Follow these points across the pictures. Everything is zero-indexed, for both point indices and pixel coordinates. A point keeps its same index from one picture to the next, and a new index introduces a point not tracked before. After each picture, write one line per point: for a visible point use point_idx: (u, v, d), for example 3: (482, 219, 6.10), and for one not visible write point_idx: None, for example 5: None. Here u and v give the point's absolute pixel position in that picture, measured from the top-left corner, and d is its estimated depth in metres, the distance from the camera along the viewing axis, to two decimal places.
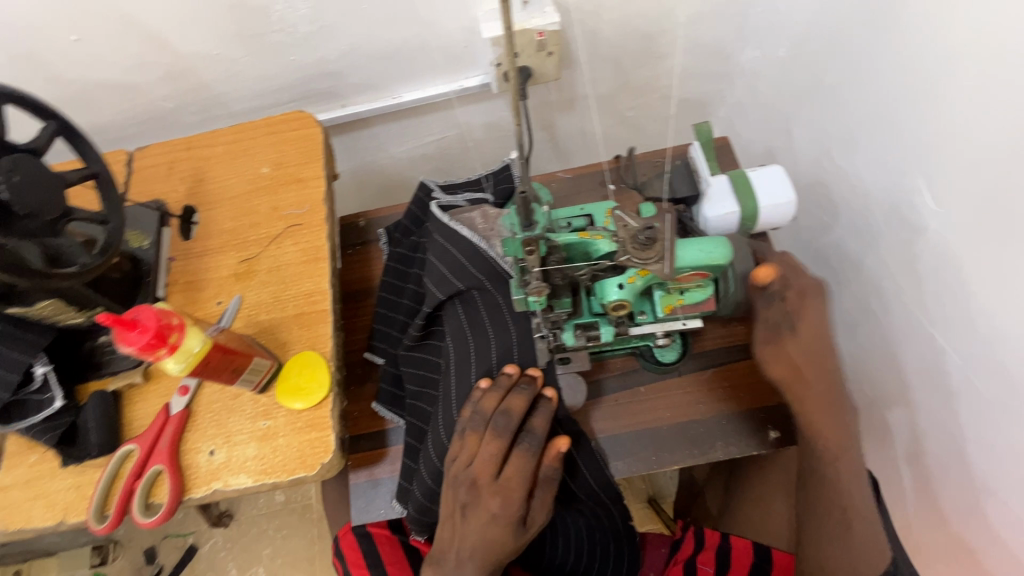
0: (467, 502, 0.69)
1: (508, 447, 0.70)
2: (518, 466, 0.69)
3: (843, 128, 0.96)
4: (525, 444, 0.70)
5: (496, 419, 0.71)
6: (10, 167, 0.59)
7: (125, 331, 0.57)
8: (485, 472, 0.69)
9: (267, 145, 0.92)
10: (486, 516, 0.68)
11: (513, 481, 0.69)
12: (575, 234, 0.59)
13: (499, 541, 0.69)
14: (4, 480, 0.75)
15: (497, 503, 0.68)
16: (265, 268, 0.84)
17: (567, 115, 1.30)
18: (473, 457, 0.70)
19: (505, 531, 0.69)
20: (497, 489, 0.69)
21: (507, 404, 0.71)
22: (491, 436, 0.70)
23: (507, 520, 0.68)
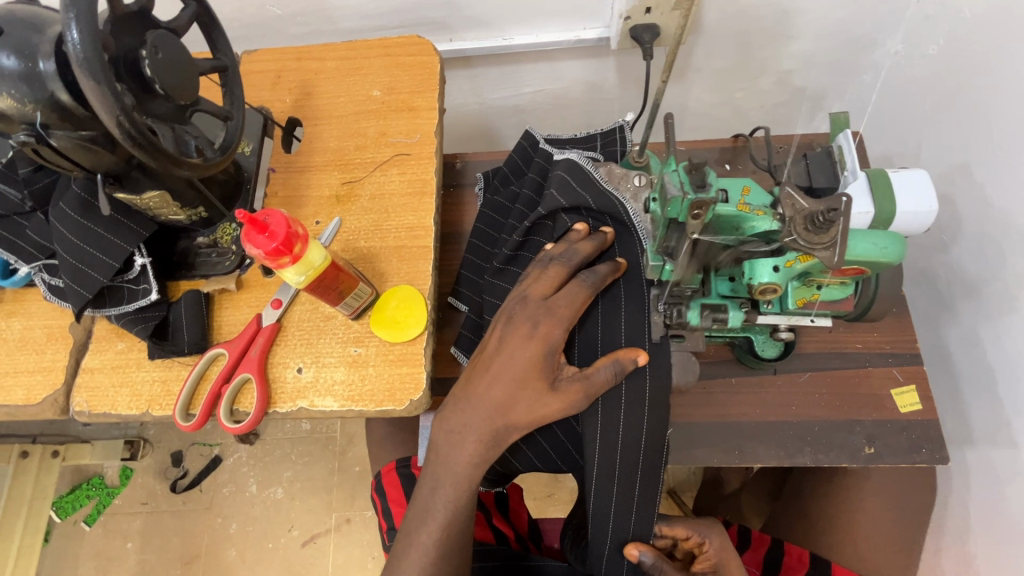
0: (513, 312, 0.68)
1: (566, 279, 0.70)
2: (571, 294, 0.68)
3: (989, 142, 0.88)
4: (582, 278, 0.69)
5: (564, 256, 0.71)
6: (154, 42, 0.56)
7: (254, 233, 0.58)
8: (539, 290, 0.68)
9: (381, 67, 0.89)
10: (524, 329, 0.66)
11: (560, 304, 0.67)
12: (735, 205, 0.56)
13: (528, 362, 0.65)
14: (90, 362, 0.76)
15: (540, 315, 0.67)
16: (367, 194, 0.81)
17: (672, 85, 1.22)
18: (531, 279, 0.70)
19: (538, 351, 0.65)
20: (542, 308, 0.67)
21: (574, 246, 0.72)
22: (554, 264, 0.70)
23: (543, 339, 0.66)
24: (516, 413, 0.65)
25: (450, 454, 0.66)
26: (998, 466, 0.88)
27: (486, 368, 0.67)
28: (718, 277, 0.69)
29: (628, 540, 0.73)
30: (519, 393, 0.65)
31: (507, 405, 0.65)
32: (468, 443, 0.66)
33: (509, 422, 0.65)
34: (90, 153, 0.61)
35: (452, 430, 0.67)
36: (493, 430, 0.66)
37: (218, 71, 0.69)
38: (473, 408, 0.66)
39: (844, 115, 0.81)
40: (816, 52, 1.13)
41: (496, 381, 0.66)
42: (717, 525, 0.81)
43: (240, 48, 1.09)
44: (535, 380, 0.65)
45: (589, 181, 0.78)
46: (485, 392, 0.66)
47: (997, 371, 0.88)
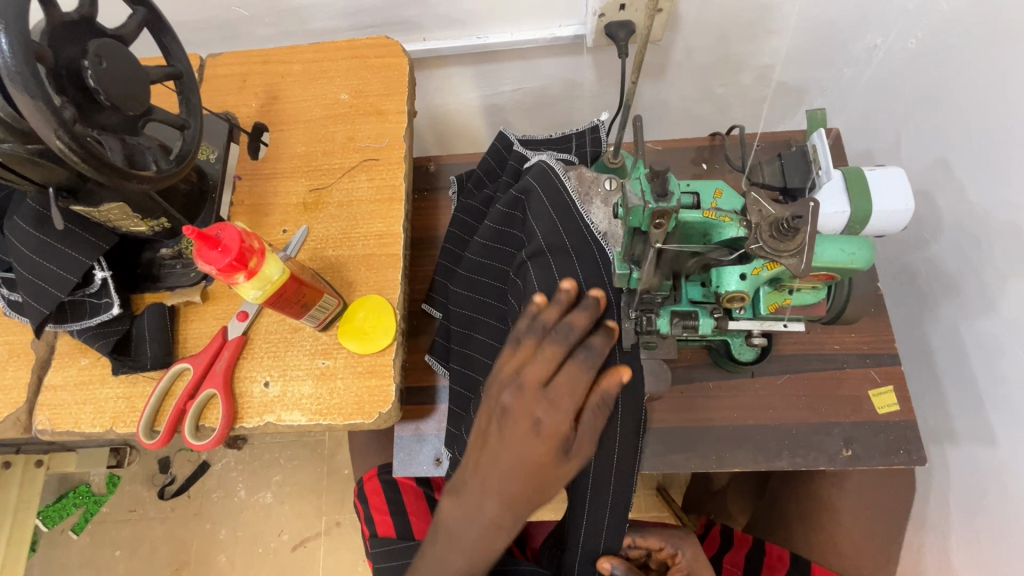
0: (510, 403, 0.62)
1: (562, 359, 0.63)
2: (571, 376, 0.62)
3: (969, 138, 0.86)
4: (580, 356, 0.63)
5: (560, 331, 0.64)
6: (97, 52, 0.53)
7: (206, 249, 0.57)
8: (536, 375, 0.62)
9: (348, 69, 0.86)
10: (526, 424, 0.61)
11: (562, 390, 0.62)
12: (700, 212, 0.54)
13: (538, 454, 0.60)
14: (53, 379, 0.74)
15: (541, 407, 0.61)
16: (335, 201, 0.79)
17: (653, 82, 1.21)
18: (525, 361, 0.63)
19: (548, 447, 0.60)
20: (543, 396, 0.61)
21: (568, 319, 0.65)
22: (549, 343, 0.63)
23: (551, 432, 0.60)
24: (533, 502, 0.61)
25: (473, 551, 0.61)
26: (979, 463, 0.87)
27: (492, 460, 0.61)
28: (688, 282, 0.69)
29: (600, 554, 0.73)
30: (533, 482, 0.60)
31: (524, 498, 0.60)
32: (485, 531, 0.61)
33: (530, 504, 0.61)
34: (39, 168, 0.58)
35: (470, 524, 0.61)
36: (513, 520, 0.61)
37: (174, 78, 0.67)
38: (489, 503, 0.61)
39: (821, 112, 0.79)
40: (797, 46, 1.12)
41: (509, 475, 0.60)
42: (689, 536, 0.82)
43: (209, 49, 1.06)
44: (550, 464, 0.60)
45: (559, 193, 0.77)
46: (495, 489, 0.60)
47: (977, 369, 0.87)
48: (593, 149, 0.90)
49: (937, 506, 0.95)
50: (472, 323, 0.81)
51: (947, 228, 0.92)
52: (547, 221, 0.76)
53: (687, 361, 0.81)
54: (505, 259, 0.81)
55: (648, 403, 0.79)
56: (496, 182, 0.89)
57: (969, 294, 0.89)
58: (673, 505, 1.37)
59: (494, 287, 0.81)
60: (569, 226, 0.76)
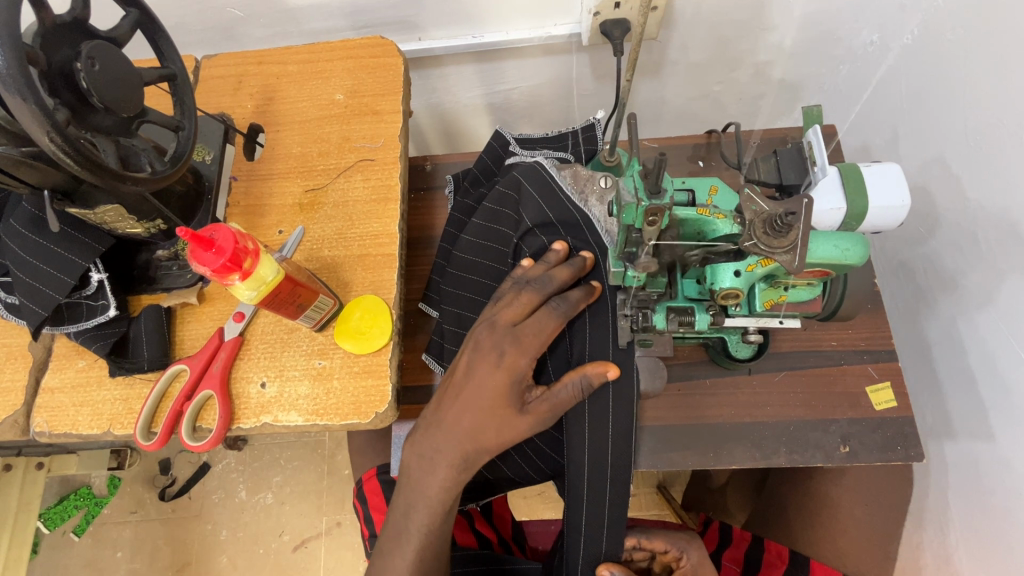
0: (481, 338, 0.65)
1: (537, 305, 0.67)
2: (539, 322, 0.65)
3: (964, 133, 0.87)
4: (554, 305, 0.66)
5: (538, 282, 0.68)
6: (89, 53, 0.53)
7: (201, 250, 0.57)
8: (509, 316, 0.65)
9: (343, 69, 0.86)
10: (490, 359, 0.64)
11: (528, 333, 0.65)
12: (694, 209, 0.55)
13: (494, 391, 0.63)
14: (51, 381, 0.74)
15: (507, 343, 0.64)
16: (331, 202, 0.79)
17: (649, 80, 1.20)
18: (502, 305, 0.67)
19: (505, 381, 0.63)
20: (511, 336, 0.64)
21: (551, 271, 0.69)
22: (526, 290, 0.67)
23: (510, 368, 0.63)
24: (486, 440, 0.64)
25: (423, 479, 0.65)
26: (977, 457, 0.87)
27: (454, 395, 0.65)
28: (685, 278, 0.68)
29: (600, 559, 0.73)
30: (488, 418, 0.63)
31: (476, 432, 0.64)
32: (438, 468, 0.65)
33: (478, 447, 0.64)
34: (33, 170, 0.58)
35: (423, 455, 0.65)
36: (463, 455, 0.64)
37: (168, 79, 0.66)
38: (443, 434, 0.65)
39: (817, 108, 0.79)
40: (793, 43, 1.12)
41: (465, 410, 0.64)
42: (694, 540, 0.82)
43: (204, 51, 1.06)
44: (502, 409, 0.63)
45: (548, 183, 0.78)
46: (453, 418, 0.64)
47: (975, 365, 0.87)
48: (590, 147, 0.89)
49: (936, 502, 0.95)
50: (463, 322, 0.81)
51: (943, 224, 0.92)
52: (537, 204, 0.78)
53: (685, 360, 0.81)
54: (494, 256, 0.82)
55: (644, 401, 0.79)
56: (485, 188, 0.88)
57: (967, 290, 0.88)
58: (673, 503, 1.37)
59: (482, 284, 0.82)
60: (556, 205, 0.77)
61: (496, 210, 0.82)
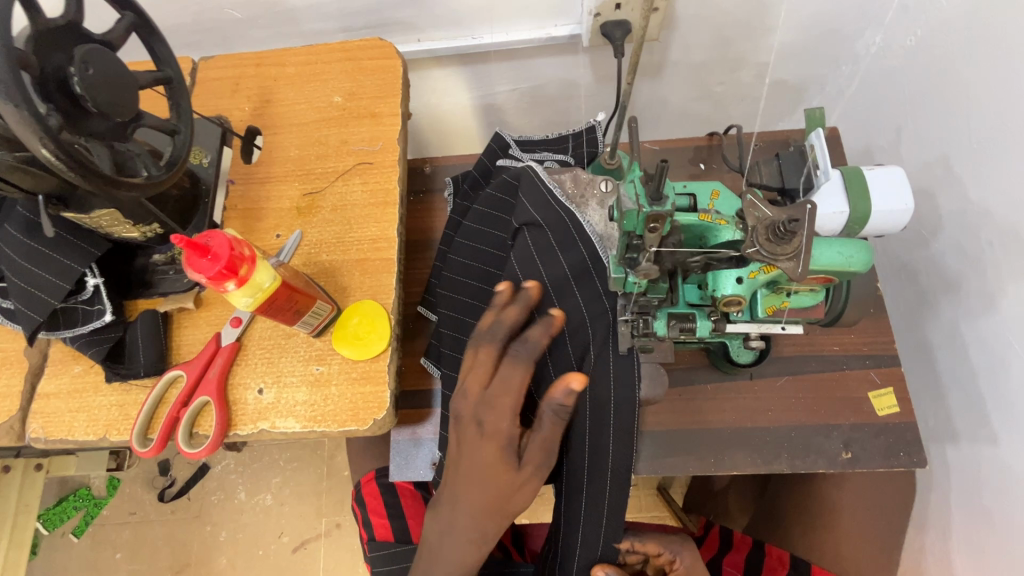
0: (460, 411, 0.63)
1: (499, 359, 0.63)
2: (505, 380, 0.61)
3: (968, 135, 0.86)
4: (514, 353, 0.62)
5: (491, 333, 0.64)
6: (83, 58, 0.52)
7: (196, 257, 0.56)
8: (476, 382, 0.62)
9: (341, 71, 0.86)
10: (471, 431, 0.61)
11: (499, 392, 0.61)
12: (698, 214, 0.54)
13: (483, 460, 0.60)
14: (47, 387, 0.73)
15: (482, 411, 0.61)
16: (329, 205, 0.78)
17: (650, 81, 1.20)
18: (467, 372, 0.63)
19: (493, 450, 0.60)
20: (483, 401, 0.61)
21: (501, 315, 0.65)
22: (483, 348, 0.63)
23: (492, 434, 0.60)
24: (491, 506, 0.61)
25: (444, 567, 0.63)
26: (979, 462, 0.87)
27: (455, 471, 0.63)
28: (685, 284, 0.68)
29: (596, 561, 0.72)
30: (486, 486, 0.61)
31: (486, 504, 0.61)
32: (457, 544, 0.63)
33: (501, 513, 0.62)
34: (28, 175, 0.58)
35: (440, 535, 0.64)
36: (481, 529, 0.62)
37: (163, 83, 0.66)
38: (455, 513, 0.63)
39: (819, 111, 0.78)
40: (796, 44, 1.11)
41: (463, 483, 0.62)
42: (688, 542, 0.81)
43: (202, 52, 1.06)
44: (501, 476, 0.60)
45: (538, 187, 0.77)
46: (458, 505, 0.63)
47: (978, 369, 0.87)
48: (590, 150, 0.89)
49: (938, 506, 0.94)
50: (460, 327, 0.81)
51: (945, 227, 0.92)
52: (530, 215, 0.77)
53: (685, 365, 0.80)
54: (492, 260, 0.83)
55: (644, 406, 0.78)
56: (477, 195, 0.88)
57: (970, 294, 0.87)
58: (674, 505, 1.36)
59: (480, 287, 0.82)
60: (546, 210, 0.76)
61: (489, 213, 0.84)
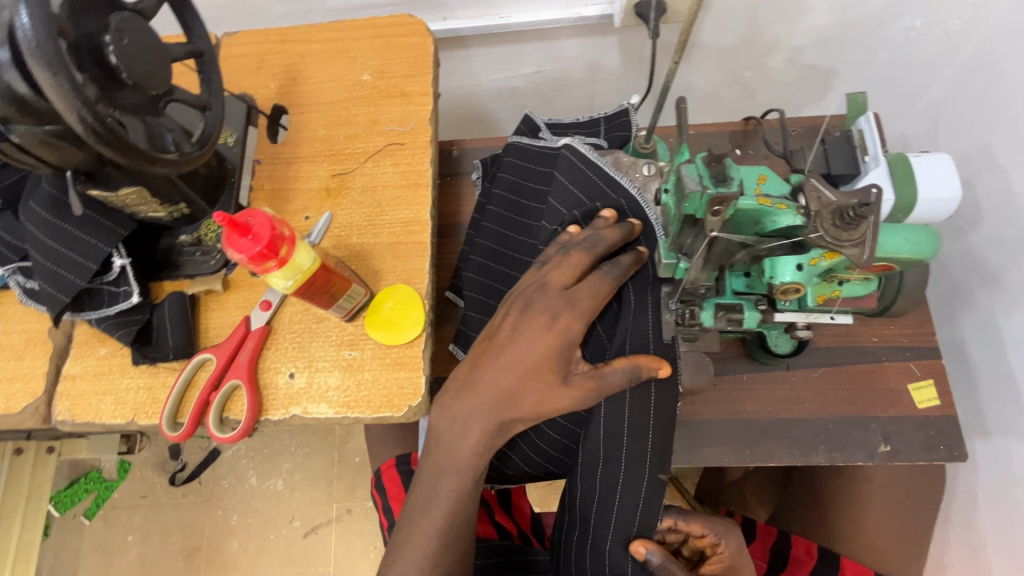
0: (532, 300, 0.63)
1: (587, 268, 0.64)
2: (592, 285, 0.62)
3: (1011, 122, 0.83)
4: (604, 269, 0.64)
5: (585, 242, 0.65)
6: (118, 26, 0.51)
7: (235, 236, 0.54)
8: (560, 279, 0.63)
9: (370, 49, 0.83)
10: (542, 320, 0.61)
11: (583, 294, 0.62)
12: (755, 198, 0.52)
13: (542, 353, 0.60)
14: (72, 369, 0.72)
15: (561, 306, 0.61)
16: (359, 187, 0.76)
17: (677, 65, 1.17)
18: (552, 266, 0.64)
19: (556, 343, 0.60)
20: (563, 296, 0.62)
21: (600, 231, 0.66)
22: (575, 250, 0.64)
23: (563, 331, 0.60)
24: (523, 406, 0.61)
25: (453, 443, 0.62)
26: (1010, 456, 0.85)
27: (496, 354, 0.62)
28: (732, 273, 0.65)
29: (632, 538, 0.70)
30: (530, 381, 0.60)
31: (514, 395, 0.61)
32: (472, 431, 0.61)
33: (515, 414, 0.61)
34: (55, 149, 0.56)
35: (454, 418, 0.62)
36: (499, 421, 0.61)
37: (194, 56, 0.63)
38: (476, 395, 0.61)
39: (862, 95, 0.76)
40: (829, 28, 1.08)
41: (505, 370, 0.61)
42: (733, 528, 0.80)
43: (221, 28, 1.03)
44: (546, 375, 0.60)
45: (583, 172, 0.74)
46: (492, 380, 0.61)
47: (1014, 362, 0.85)
48: (624, 134, 0.86)
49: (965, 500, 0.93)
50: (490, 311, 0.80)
51: (984, 219, 0.90)
52: (562, 175, 0.76)
53: (721, 356, 0.78)
54: (520, 244, 0.81)
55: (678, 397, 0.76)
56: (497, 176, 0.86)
57: (1011, 286, 0.85)
58: (688, 494, 1.36)
59: (505, 271, 0.81)
60: (586, 189, 0.74)
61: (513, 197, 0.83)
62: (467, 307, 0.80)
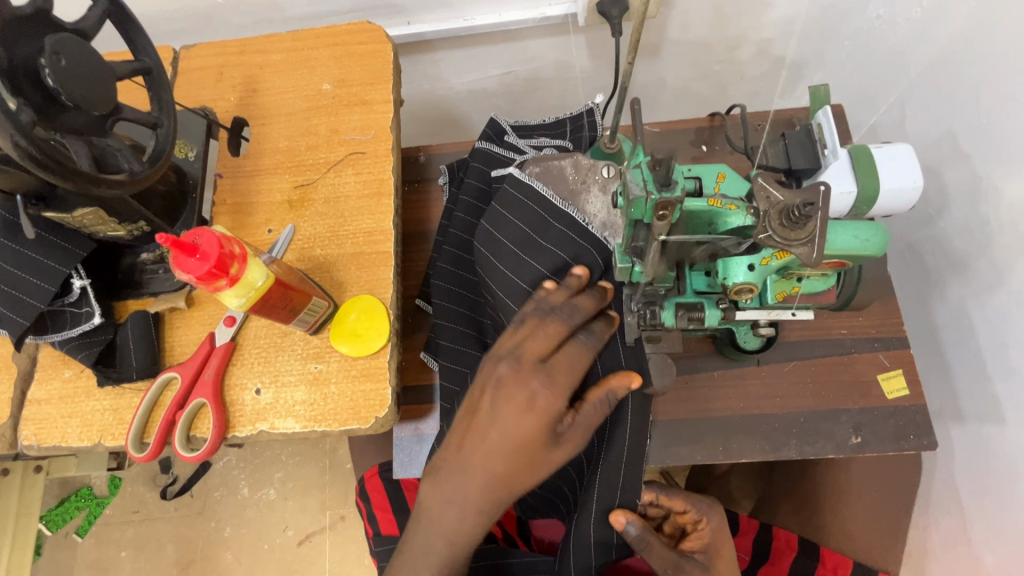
0: (505, 378, 0.60)
1: (564, 337, 0.63)
2: (570, 357, 0.62)
3: (972, 109, 0.84)
4: (580, 339, 0.63)
5: (562, 311, 0.64)
6: (54, 48, 0.50)
7: (184, 256, 0.54)
8: (536, 352, 0.61)
9: (329, 57, 0.82)
10: (520, 399, 0.59)
11: (561, 367, 0.61)
12: (705, 200, 0.52)
13: (526, 431, 0.58)
14: (37, 393, 0.71)
15: (538, 385, 0.59)
16: (322, 198, 0.76)
17: (647, 61, 1.17)
18: (526, 337, 0.62)
19: (538, 424, 0.58)
20: (541, 369, 0.60)
21: (573, 299, 0.65)
22: (551, 320, 0.63)
23: (544, 410, 0.59)
24: (518, 481, 0.59)
25: (443, 515, 0.60)
26: (983, 439, 0.86)
27: (479, 436, 0.60)
28: (693, 272, 0.67)
29: (615, 506, 0.69)
30: (520, 462, 0.59)
31: (507, 477, 0.59)
32: (467, 516, 0.60)
33: (512, 491, 0.60)
34: (5, 175, 0.56)
35: (447, 500, 0.60)
36: (495, 499, 0.59)
37: (143, 74, 0.63)
38: (469, 479, 0.59)
39: (824, 88, 0.75)
40: (797, 20, 1.08)
41: (493, 453, 0.59)
42: (717, 505, 0.80)
43: (184, 39, 1.01)
44: (536, 448, 0.59)
45: (533, 200, 0.73)
46: (479, 465, 0.59)
47: (984, 348, 0.86)
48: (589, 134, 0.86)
49: (944, 486, 0.93)
50: (459, 318, 0.79)
51: (951, 205, 0.90)
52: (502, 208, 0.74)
53: (693, 354, 0.78)
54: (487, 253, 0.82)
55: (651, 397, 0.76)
56: (464, 182, 0.85)
57: (980, 271, 0.85)
58: None
59: (472, 279, 0.82)
60: (541, 219, 0.73)
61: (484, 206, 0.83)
62: (437, 315, 0.79)
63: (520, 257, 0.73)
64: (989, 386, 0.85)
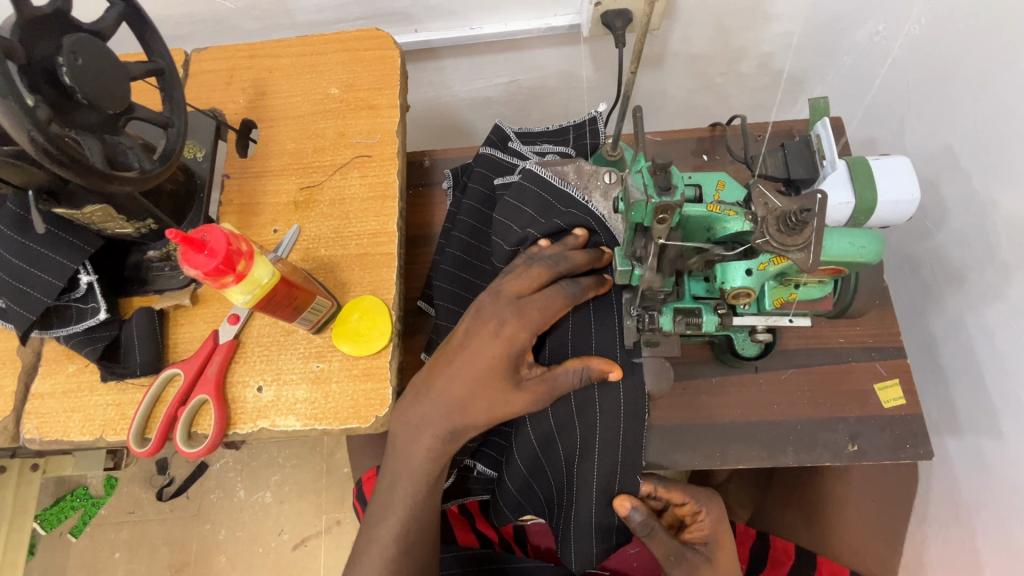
0: (484, 307, 0.66)
1: (547, 281, 0.68)
2: (547, 298, 0.66)
3: (968, 124, 0.85)
4: (564, 285, 0.67)
5: (550, 259, 0.69)
6: (72, 48, 0.51)
7: (193, 252, 0.55)
8: (515, 288, 0.66)
9: (337, 62, 0.84)
10: (490, 327, 0.64)
11: (535, 307, 0.65)
12: (704, 206, 0.53)
13: (488, 361, 0.63)
14: (40, 387, 0.72)
15: (509, 313, 0.64)
16: (328, 199, 0.77)
17: (649, 72, 1.18)
18: (511, 275, 0.67)
19: (502, 351, 0.63)
20: (516, 306, 0.65)
21: (567, 252, 0.70)
22: (537, 264, 0.68)
23: (510, 339, 0.63)
24: (475, 411, 0.64)
25: (408, 447, 0.65)
26: (980, 451, 0.86)
27: (450, 359, 0.65)
28: (692, 278, 0.68)
29: (616, 493, 0.71)
30: (480, 390, 0.63)
31: (466, 402, 0.64)
32: (425, 436, 0.65)
33: (467, 419, 0.64)
34: (18, 170, 0.57)
35: (410, 422, 0.65)
36: (450, 426, 0.65)
37: (156, 75, 0.64)
38: (432, 401, 0.65)
39: (824, 100, 0.76)
40: (798, 35, 1.10)
41: (456, 377, 0.64)
42: (715, 496, 0.79)
43: (195, 43, 1.03)
44: (497, 384, 0.63)
45: (537, 180, 0.74)
46: (443, 387, 0.64)
47: (981, 360, 0.86)
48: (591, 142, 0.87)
49: (942, 498, 0.93)
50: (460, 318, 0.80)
51: (949, 217, 0.91)
52: (507, 194, 0.76)
53: (691, 360, 0.79)
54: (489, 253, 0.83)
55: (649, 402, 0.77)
56: (467, 188, 0.87)
57: (977, 284, 0.86)
58: None
59: (472, 278, 0.83)
60: (543, 199, 0.74)
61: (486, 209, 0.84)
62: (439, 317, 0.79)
63: (520, 231, 0.74)
64: (985, 399, 0.85)
